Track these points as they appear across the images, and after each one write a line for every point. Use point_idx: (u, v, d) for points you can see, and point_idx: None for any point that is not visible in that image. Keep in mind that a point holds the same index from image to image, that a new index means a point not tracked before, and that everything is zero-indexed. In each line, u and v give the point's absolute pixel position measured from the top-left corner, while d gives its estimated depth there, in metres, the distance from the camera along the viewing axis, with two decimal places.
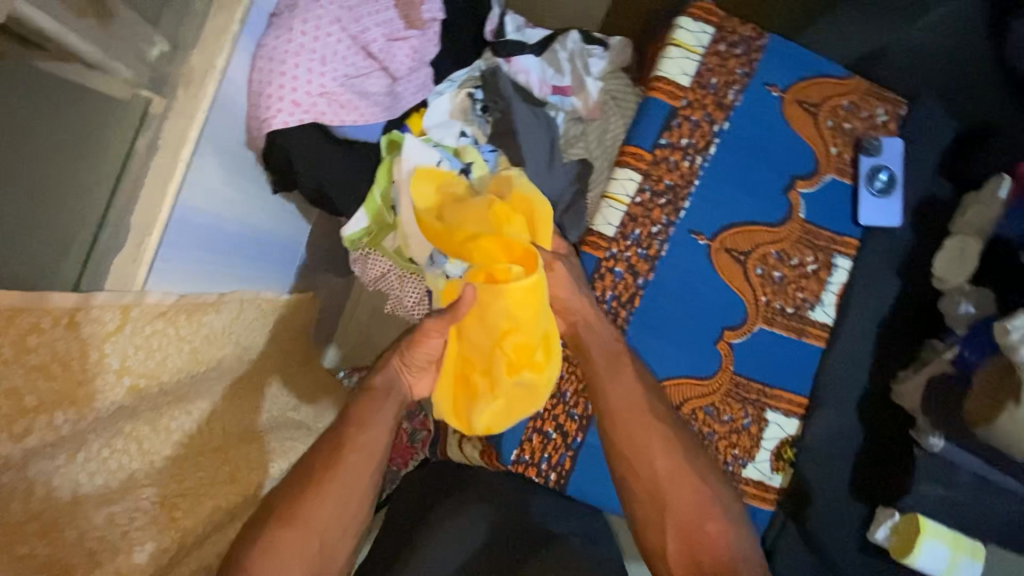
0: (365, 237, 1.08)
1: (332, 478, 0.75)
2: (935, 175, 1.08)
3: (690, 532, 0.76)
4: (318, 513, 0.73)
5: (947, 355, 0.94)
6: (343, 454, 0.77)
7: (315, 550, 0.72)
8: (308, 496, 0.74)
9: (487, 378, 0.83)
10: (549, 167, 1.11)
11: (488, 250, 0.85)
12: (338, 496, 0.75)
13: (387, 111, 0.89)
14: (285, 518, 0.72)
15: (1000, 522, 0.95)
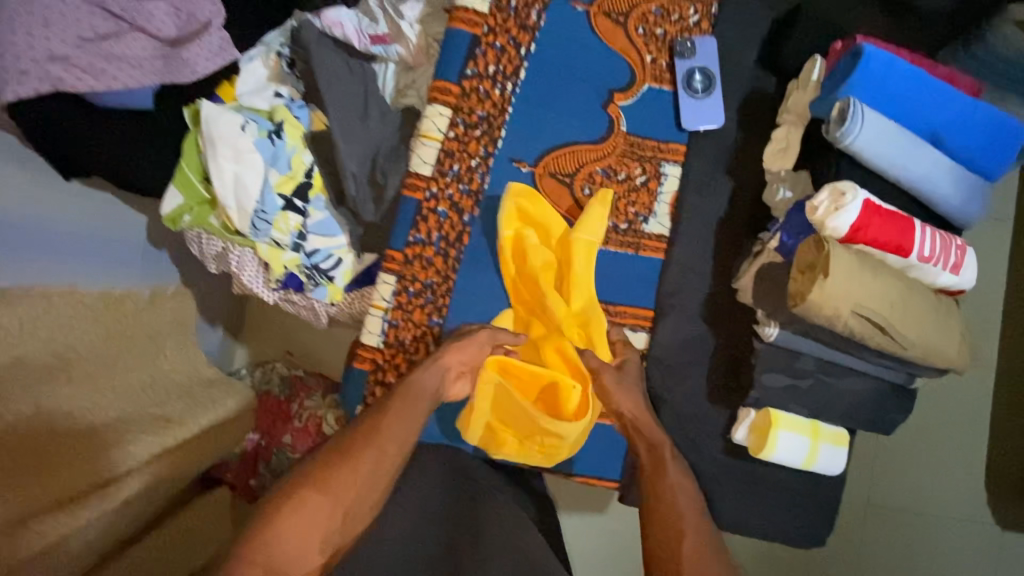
0: (187, 216, 1.04)
1: (362, 457, 0.79)
2: (757, 69, 1.06)
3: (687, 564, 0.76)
4: (348, 486, 0.77)
5: (773, 243, 0.93)
6: (381, 433, 0.83)
7: (334, 526, 0.75)
8: (342, 470, 0.78)
9: (505, 432, 0.94)
10: (362, 119, 1.03)
11: (556, 348, 0.94)
12: (366, 472, 0.79)
13: (159, 73, 0.89)
14: (320, 487, 0.76)
15: (851, 402, 0.96)
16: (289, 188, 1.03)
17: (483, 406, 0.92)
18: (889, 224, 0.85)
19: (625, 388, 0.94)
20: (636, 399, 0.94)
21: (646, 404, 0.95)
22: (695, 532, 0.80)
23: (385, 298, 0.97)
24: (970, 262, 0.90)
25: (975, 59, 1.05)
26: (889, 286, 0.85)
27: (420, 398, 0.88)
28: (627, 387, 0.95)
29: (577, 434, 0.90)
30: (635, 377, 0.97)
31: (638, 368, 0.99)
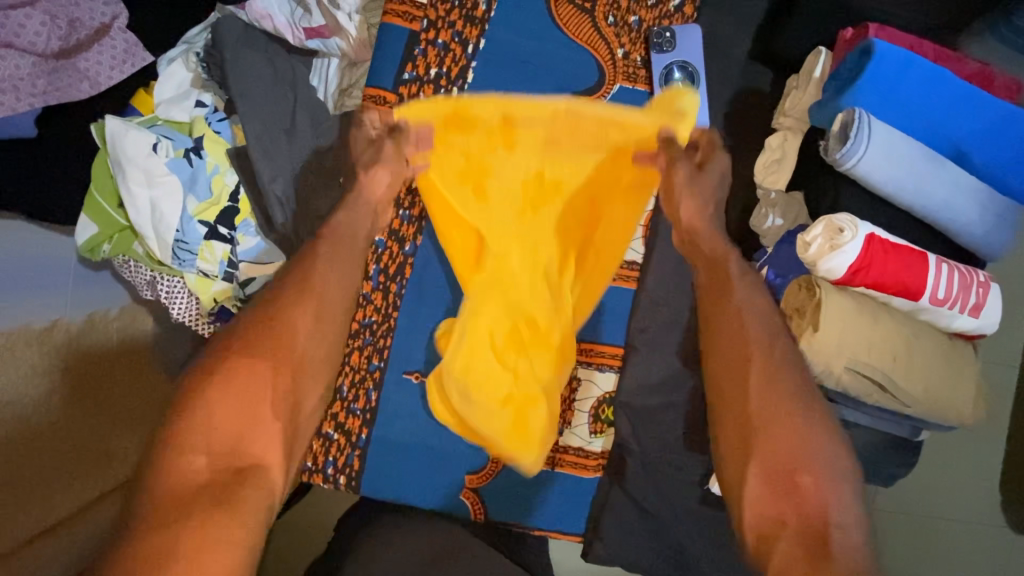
0: (106, 245, 0.94)
1: (302, 303, 0.60)
2: (750, 62, 0.89)
3: (781, 488, 0.51)
4: (286, 342, 0.57)
5: None
6: (313, 275, 0.62)
7: (280, 386, 0.56)
8: (271, 322, 0.58)
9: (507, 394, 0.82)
10: (289, 133, 0.90)
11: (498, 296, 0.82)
12: (309, 330, 0.59)
13: (51, 93, 0.79)
14: (246, 346, 0.56)
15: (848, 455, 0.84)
16: (213, 214, 0.91)
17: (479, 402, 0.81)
18: (896, 263, 0.71)
19: (694, 185, 0.70)
20: (704, 203, 0.70)
21: (715, 219, 0.70)
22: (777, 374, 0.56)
23: None
24: (994, 300, 0.76)
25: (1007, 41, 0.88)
26: (892, 335, 0.72)
27: None
28: (694, 184, 0.71)
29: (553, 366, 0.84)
30: (714, 184, 0.71)
31: (726, 164, 0.72)
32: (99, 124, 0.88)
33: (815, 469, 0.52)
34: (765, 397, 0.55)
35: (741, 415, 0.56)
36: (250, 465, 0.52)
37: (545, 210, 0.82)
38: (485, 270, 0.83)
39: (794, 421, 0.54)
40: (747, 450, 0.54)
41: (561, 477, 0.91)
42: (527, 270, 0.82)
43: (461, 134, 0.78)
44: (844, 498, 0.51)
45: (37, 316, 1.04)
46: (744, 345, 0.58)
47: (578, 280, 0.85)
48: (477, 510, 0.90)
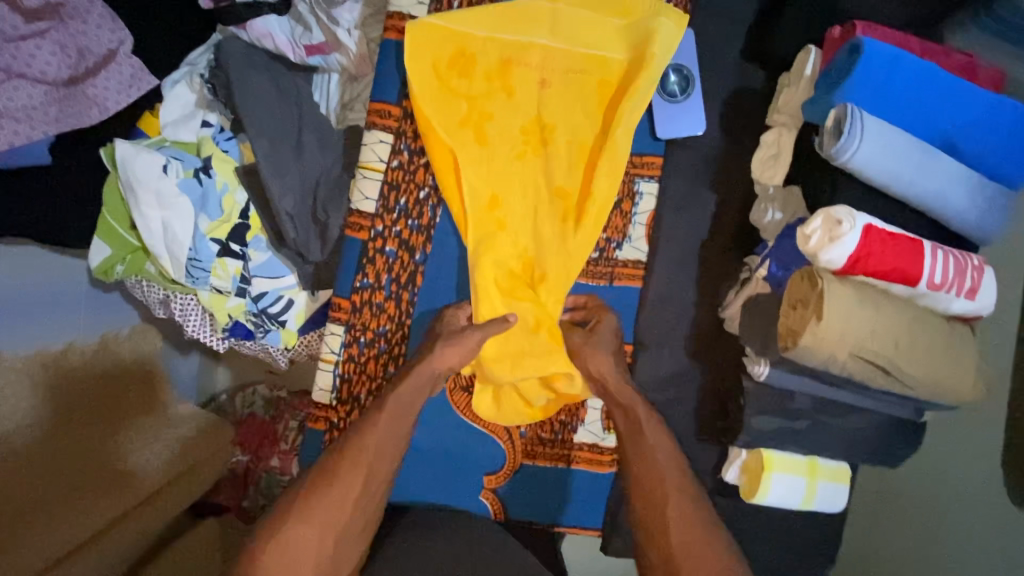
0: (120, 266, 0.96)
1: (354, 471, 0.74)
2: (741, 63, 0.92)
3: None
4: (343, 499, 0.72)
5: (761, 271, 0.82)
6: (370, 446, 0.76)
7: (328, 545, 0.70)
8: (331, 482, 0.73)
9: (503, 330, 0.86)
10: (296, 150, 0.92)
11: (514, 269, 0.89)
12: (359, 494, 0.74)
13: (62, 120, 0.81)
14: (305, 517, 0.70)
15: (855, 439, 0.86)
16: (224, 232, 0.93)
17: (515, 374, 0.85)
18: (893, 252, 0.74)
19: (594, 346, 0.85)
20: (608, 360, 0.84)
21: (621, 373, 0.84)
22: (701, 521, 0.72)
23: (334, 350, 0.89)
24: (988, 283, 0.78)
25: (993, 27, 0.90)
26: (893, 321, 0.75)
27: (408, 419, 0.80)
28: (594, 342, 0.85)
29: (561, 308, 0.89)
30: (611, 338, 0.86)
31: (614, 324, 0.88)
32: (110, 146, 0.90)
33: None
34: (684, 516, 0.72)
35: (664, 546, 0.72)
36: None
37: (542, 151, 0.90)
38: (486, 219, 0.88)
39: (702, 526, 0.71)
40: (672, 563, 0.70)
41: (577, 474, 0.93)
42: (524, 189, 0.90)
43: (463, 74, 0.89)
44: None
45: (56, 337, 1.06)
46: (661, 476, 0.77)
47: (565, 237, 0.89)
48: (496, 509, 0.92)
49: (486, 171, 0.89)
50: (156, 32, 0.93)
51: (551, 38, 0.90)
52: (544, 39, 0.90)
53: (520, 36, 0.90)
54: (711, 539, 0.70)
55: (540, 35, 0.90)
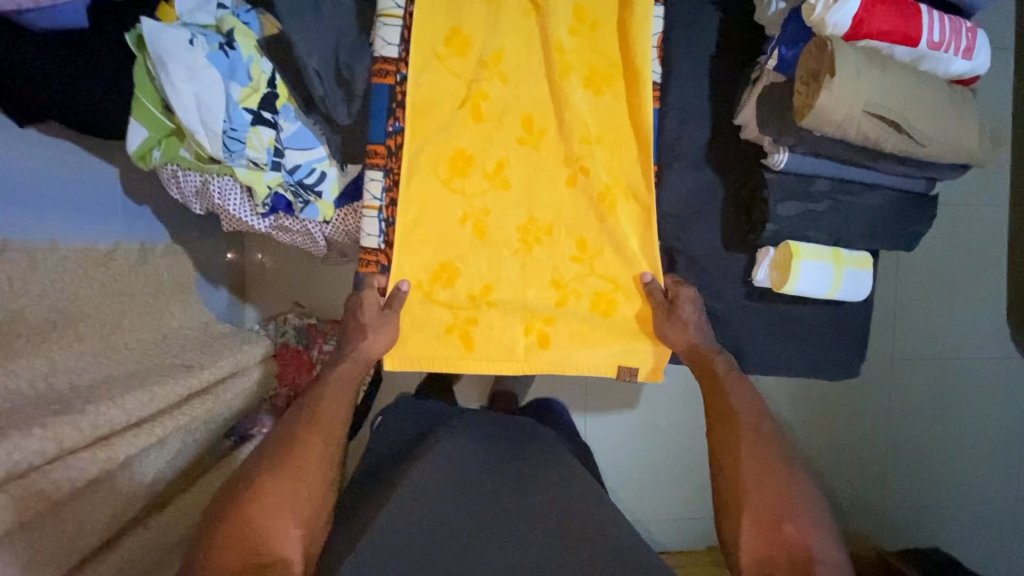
0: (156, 151, 0.99)
1: (311, 437, 0.88)
2: None
3: (767, 533, 0.83)
4: (306, 466, 0.85)
5: (771, 63, 0.87)
6: (320, 415, 0.90)
7: (303, 496, 0.83)
8: (293, 452, 0.85)
9: (499, 187, 0.95)
10: (316, 9, 0.92)
11: (524, 136, 0.95)
12: (319, 452, 0.87)
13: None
14: (275, 470, 0.83)
15: (872, 222, 0.92)
16: (254, 101, 0.96)
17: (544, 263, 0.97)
18: (895, 12, 0.79)
19: (673, 324, 0.95)
20: (690, 327, 0.95)
21: (701, 331, 0.96)
22: (767, 476, 0.87)
23: (376, 195, 0.93)
24: (982, 43, 0.84)
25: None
26: (898, 83, 0.80)
27: (353, 382, 0.95)
28: (675, 320, 0.95)
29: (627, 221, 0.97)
30: (692, 313, 0.95)
31: (693, 294, 0.96)
32: (136, 30, 0.93)
33: (795, 520, 0.83)
34: (752, 469, 0.88)
35: (736, 490, 0.88)
36: (290, 554, 0.77)
37: (540, 9, 0.92)
38: (487, 73, 0.93)
39: (766, 474, 0.87)
40: (741, 507, 0.86)
41: None
42: (526, 47, 0.93)
43: None
44: (825, 536, 0.82)
45: (99, 239, 1.10)
46: (734, 443, 0.91)
47: (592, 114, 0.95)
48: None
49: (491, 30, 0.92)
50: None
51: None
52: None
53: None
54: (788, 492, 0.86)
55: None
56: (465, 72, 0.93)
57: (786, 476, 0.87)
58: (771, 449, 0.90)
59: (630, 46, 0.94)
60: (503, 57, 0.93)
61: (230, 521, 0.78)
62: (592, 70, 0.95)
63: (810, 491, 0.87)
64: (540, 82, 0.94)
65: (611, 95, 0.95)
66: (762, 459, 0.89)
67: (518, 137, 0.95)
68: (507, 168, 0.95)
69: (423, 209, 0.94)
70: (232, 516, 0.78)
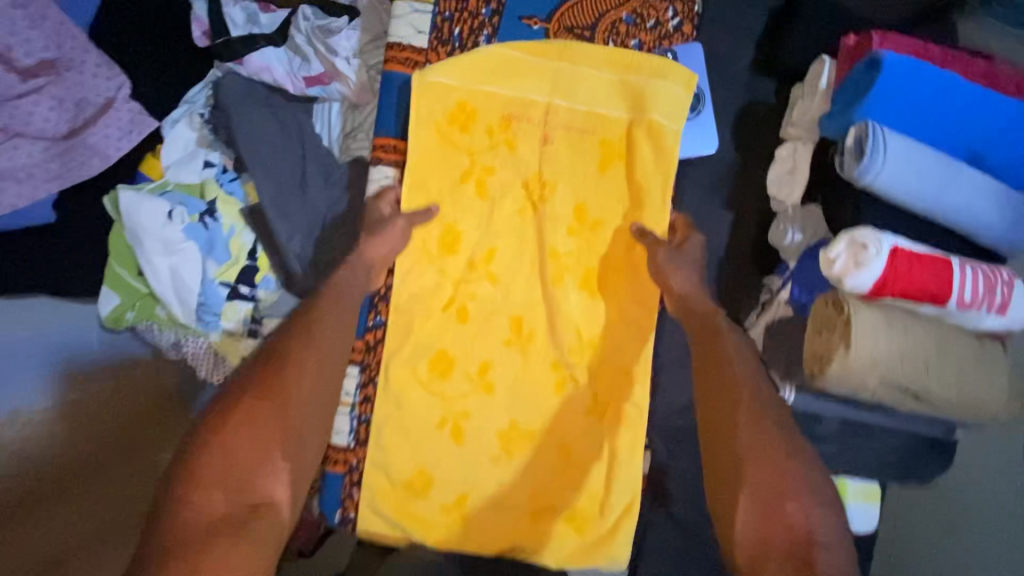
0: (130, 313, 0.93)
1: (306, 356, 0.68)
2: (751, 75, 0.90)
3: (762, 516, 0.60)
4: (298, 396, 0.65)
5: (783, 294, 0.80)
6: (314, 329, 0.71)
7: (293, 422, 0.63)
8: (283, 366, 0.66)
9: (482, 392, 0.89)
10: (302, 189, 0.91)
11: (512, 339, 0.89)
12: (312, 382, 0.67)
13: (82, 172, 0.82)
14: (264, 394, 0.63)
15: (884, 462, 0.85)
16: (233, 275, 0.92)
17: (524, 475, 0.89)
18: (924, 271, 0.71)
19: (677, 262, 0.83)
20: (690, 272, 0.83)
21: (701, 282, 0.83)
22: (779, 454, 0.64)
23: (350, 392, 0.88)
24: (1019, 297, 0.76)
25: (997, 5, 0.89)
26: (921, 344, 0.73)
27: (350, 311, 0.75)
28: (680, 262, 0.83)
29: (612, 435, 0.90)
30: (696, 256, 0.85)
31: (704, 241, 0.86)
32: (116, 192, 0.89)
33: (800, 500, 0.61)
34: (753, 439, 0.65)
35: (729, 460, 0.65)
36: (280, 496, 0.59)
37: (538, 208, 0.88)
38: (475, 273, 0.88)
39: (773, 450, 0.64)
40: (737, 485, 0.63)
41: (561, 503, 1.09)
42: (520, 246, 0.88)
43: (464, 128, 0.86)
44: (824, 520, 0.60)
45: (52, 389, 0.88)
46: (733, 395, 0.69)
47: (588, 319, 0.90)
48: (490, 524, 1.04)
49: (484, 229, 0.88)
50: (153, 61, 0.90)
51: (551, 95, 0.87)
52: (541, 96, 0.87)
53: (520, 92, 0.86)
54: (810, 481, 0.63)
55: (538, 91, 0.87)
56: (453, 272, 0.88)
57: (801, 464, 0.64)
58: (783, 418, 0.67)
59: (634, 249, 0.89)
60: (495, 256, 0.88)
61: (197, 452, 0.58)
62: (589, 272, 0.90)
63: (813, 463, 0.64)
64: (532, 283, 0.89)
65: (609, 297, 0.90)
66: (762, 415, 0.66)
67: (505, 340, 0.89)
68: (493, 372, 0.89)
69: (397, 411, 0.88)
70: (211, 452, 0.58)
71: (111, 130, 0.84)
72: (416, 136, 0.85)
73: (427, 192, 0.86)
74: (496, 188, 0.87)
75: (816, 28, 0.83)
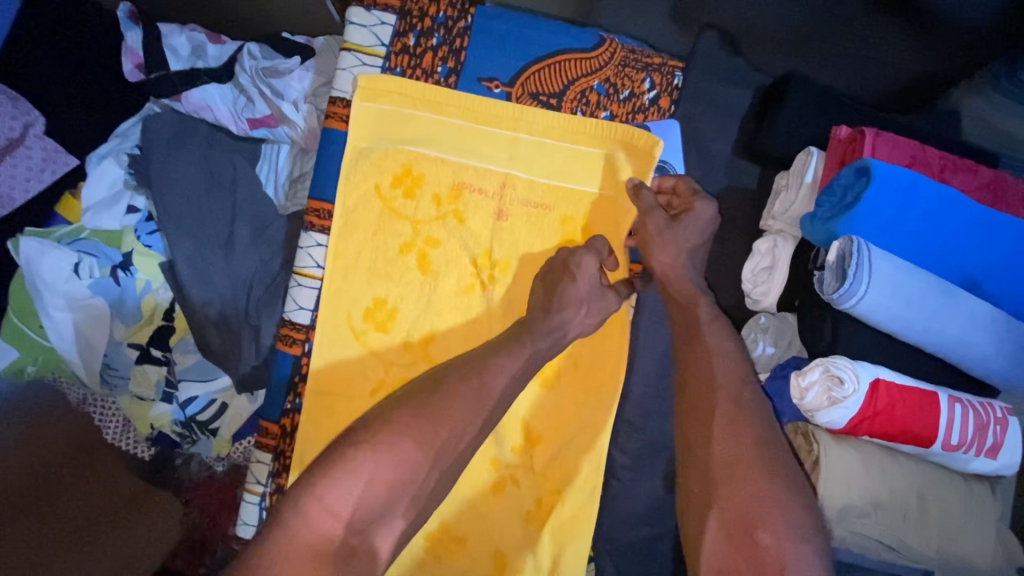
0: (31, 367, 0.83)
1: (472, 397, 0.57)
2: (733, 157, 0.82)
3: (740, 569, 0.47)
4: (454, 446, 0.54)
5: None
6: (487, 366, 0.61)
7: (426, 483, 0.52)
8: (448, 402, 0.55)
9: None
10: (228, 249, 0.83)
11: None
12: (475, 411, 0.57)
13: None
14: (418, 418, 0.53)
15: None
16: (145, 335, 0.83)
17: None
18: (904, 408, 0.62)
19: (669, 238, 0.70)
20: (677, 255, 0.70)
21: (693, 267, 0.70)
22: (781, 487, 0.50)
23: (261, 480, 0.78)
24: (1014, 440, 0.65)
25: (1004, 93, 0.79)
26: (898, 489, 0.63)
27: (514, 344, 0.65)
28: (669, 238, 0.70)
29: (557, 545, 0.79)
30: (693, 238, 0.70)
31: (711, 213, 0.71)
32: (25, 235, 0.81)
33: (774, 529, 0.48)
34: (727, 454, 0.53)
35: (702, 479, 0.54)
36: (381, 550, 0.49)
37: (489, 288, 0.77)
38: (411, 357, 0.77)
39: (752, 471, 0.51)
40: (707, 502, 0.52)
41: None
42: (466, 332, 0.77)
43: (408, 195, 0.77)
44: (812, 565, 0.47)
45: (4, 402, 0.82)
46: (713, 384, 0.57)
47: (538, 414, 0.80)
48: None
49: (425, 308, 0.77)
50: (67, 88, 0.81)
51: (509, 165, 0.78)
52: (498, 166, 0.78)
53: (470, 160, 0.78)
54: (793, 507, 0.50)
55: (493, 160, 0.78)
56: (387, 354, 0.77)
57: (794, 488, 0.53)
58: (771, 438, 0.54)
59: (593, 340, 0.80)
60: (438, 338, 0.77)
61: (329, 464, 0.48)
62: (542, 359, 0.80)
63: None
64: None
65: (562, 391, 0.80)
66: (748, 422, 0.54)
67: None
68: None
69: None
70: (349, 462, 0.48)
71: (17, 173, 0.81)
72: (350, 197, 0.76)
73: (361, 261, 0.77)
74: (443, 263, 0.77)
75: (809, 100, 0.76)
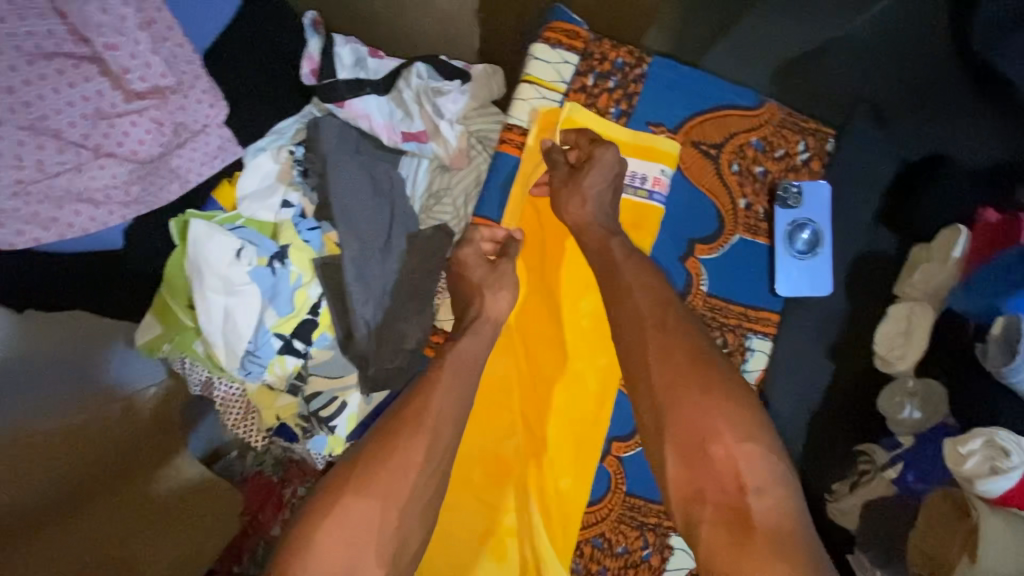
0: (167, 344, 0.86)
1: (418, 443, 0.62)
2: (872, 223, 0.87)
3: (694, 461, 0.57)
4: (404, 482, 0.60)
5: (888, 472, 0.74)
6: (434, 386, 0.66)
7: (387, 533, 0.59)
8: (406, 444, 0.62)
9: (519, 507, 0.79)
10: (386, 251, 0.87)
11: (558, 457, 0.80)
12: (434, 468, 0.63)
13: (136, 204, 0.70)
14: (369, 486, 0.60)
15: None
16: (290, 327, 0.85)
17: None
18: None
19: (574, 189, 0.74)
20: (586, 202, 0.73)
21: (599, 213, 0.74)
22: (738, 410, 0.58)
23: None
24: None
25: None
26: None
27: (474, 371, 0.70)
28: (574, 188, 0.74)
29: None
30: (600, 187, 0.74)
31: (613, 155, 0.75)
32: (189, 214, 0.83)
33: (724, 440, 0.57)
34: (668, 376, 0.60)
35: (650, 402, 0.61)
36: None
37: None
38: None
39: None
40: (661, 431, 0.59)
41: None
42: None
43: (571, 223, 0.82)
44: (766, 464, 0.57)
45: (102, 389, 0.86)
46: None
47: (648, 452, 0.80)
48: None
49: None
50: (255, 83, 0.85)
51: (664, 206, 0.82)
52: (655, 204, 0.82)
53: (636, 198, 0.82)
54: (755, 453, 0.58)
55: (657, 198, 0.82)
56: None
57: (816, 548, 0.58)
58: None
59: None
60: None
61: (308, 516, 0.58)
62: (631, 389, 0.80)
63: None
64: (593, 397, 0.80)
65: None
66: (677, 346, 0.62)
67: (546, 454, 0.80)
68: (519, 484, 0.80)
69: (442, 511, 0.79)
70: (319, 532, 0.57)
71: (192, 156, 0.73)
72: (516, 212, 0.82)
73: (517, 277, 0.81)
74: None
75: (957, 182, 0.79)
